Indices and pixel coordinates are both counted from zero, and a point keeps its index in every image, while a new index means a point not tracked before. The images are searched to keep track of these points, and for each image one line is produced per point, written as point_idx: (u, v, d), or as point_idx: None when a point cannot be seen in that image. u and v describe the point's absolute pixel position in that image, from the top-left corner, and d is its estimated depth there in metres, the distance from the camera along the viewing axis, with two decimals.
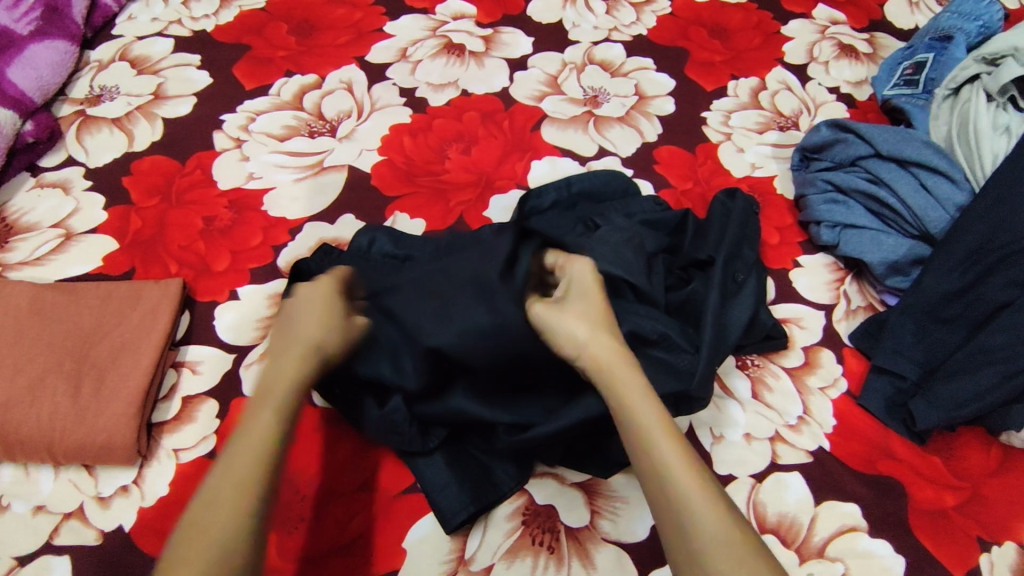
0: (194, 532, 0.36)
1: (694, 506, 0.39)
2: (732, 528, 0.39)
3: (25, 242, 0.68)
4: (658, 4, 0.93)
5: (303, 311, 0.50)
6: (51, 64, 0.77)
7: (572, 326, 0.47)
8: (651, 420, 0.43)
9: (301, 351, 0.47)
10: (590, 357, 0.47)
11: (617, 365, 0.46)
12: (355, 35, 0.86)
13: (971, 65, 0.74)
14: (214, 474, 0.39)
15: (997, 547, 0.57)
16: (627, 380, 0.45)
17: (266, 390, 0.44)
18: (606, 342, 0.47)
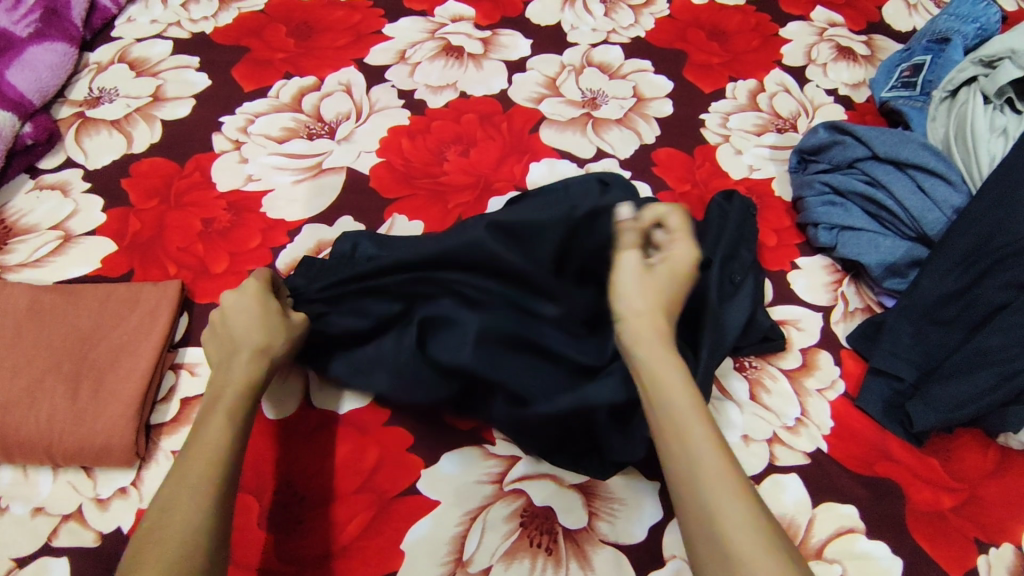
0: (156, 534, 0.41)
1: (719, 492, 0.41)
2: (754, 516, 0.40)
3: (24, 244, 0.68)
4: (657, 6, 0.93)
5: (241, 319, 0.54)
6: (50, 66, 0.77)
7: (642, 294, 0.50)
8: (684, 409, 0.44)
9: (246, 358, 0.52)
10: (631, 325, 0.49)
11: (654, 348, 0.47)
12: (354, 37, 0.86)
13: (968, 68, 0.75)
14: (170, 480, 0.44)
15: (994, 548, 0.57)
16: (665, 366, 0.46)
17: (217, 397, 0.50)
18: (658, 316, 0.49)
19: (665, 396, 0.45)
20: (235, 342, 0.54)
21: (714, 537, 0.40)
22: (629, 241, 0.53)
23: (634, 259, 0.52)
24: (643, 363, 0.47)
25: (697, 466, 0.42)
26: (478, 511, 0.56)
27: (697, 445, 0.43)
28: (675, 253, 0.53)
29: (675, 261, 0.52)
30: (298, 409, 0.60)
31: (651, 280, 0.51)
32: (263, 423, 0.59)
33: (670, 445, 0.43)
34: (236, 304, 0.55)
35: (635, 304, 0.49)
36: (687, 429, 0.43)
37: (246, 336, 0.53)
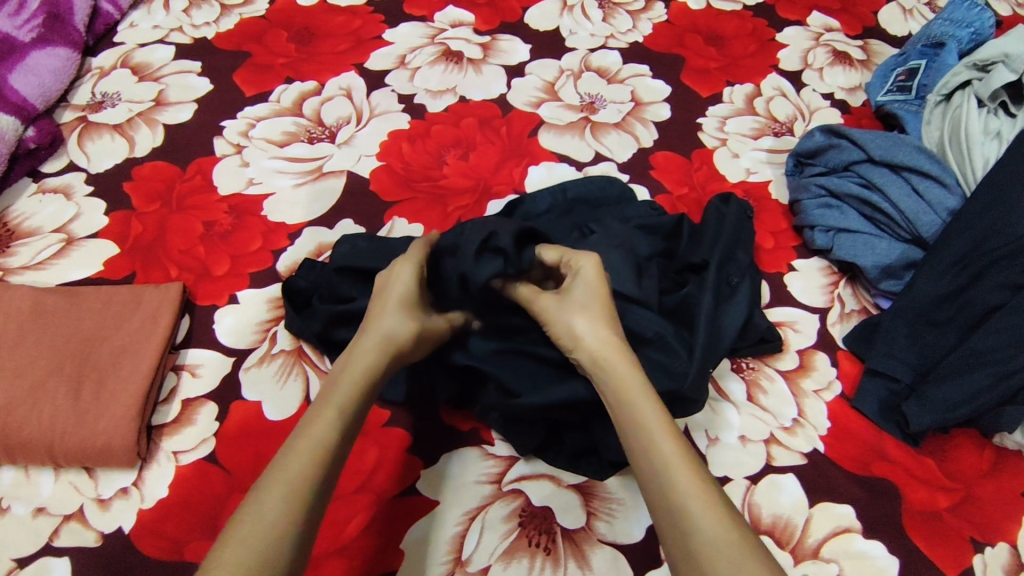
0: (243, 521, 0.37)
1: (694, 501, 0.40)
2: (732, 526, 0.39)
3: (26, 247, 0.68)
4: (654, 11, 0.94)
5: (397, 294, 0.52)
6: (53, 71, 0.78)
7: (570, 322, 0.50)
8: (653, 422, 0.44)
9: (375, 344, 0.49)
10: (584, 350, 0.50)
11: (617, 362, 0.48)
12: (354, 42, 0.87)
13: (962, 72, 0.75)
14: (276, 468, 0.40)
15: (990, 548, 0.58)
16: (629, 379, 0.47)
17: (333, 386, 0.46)
18: (604, 336, 0.49)
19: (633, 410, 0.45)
20: (371, 318, 0.51)
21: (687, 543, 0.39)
22: (531, 292, 0.54)
23: (546, 299, 0.52)
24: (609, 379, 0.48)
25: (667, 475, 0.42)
26: (476, 512, 0.56)
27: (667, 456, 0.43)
28: (580, 276, 0.53)
29: (583, 279, 0.52)
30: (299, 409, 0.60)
31: (563, 306, 0.51)
32: (264, 425, 0.60)
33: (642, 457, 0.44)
34: (402, 274, 0.53)
35: (576, 330, 0.50)
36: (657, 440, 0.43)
37: (392, 320, 0.50)
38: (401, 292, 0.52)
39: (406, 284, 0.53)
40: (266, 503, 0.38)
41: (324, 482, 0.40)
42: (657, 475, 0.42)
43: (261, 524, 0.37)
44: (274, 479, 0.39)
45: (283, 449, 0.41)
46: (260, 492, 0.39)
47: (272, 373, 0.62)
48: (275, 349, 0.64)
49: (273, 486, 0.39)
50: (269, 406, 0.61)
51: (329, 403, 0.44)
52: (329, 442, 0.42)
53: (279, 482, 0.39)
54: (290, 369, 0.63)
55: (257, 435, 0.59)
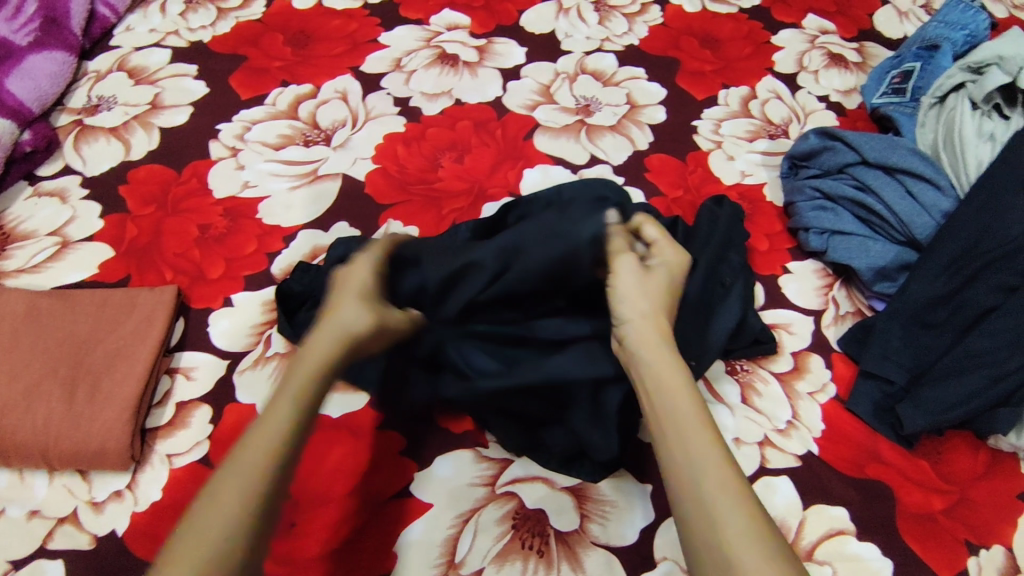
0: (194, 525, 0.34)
1: (724, 499, 0.37)
2: (763, 528, 0.37)
3: (22, 250, 0.68)
4: (650, 14, 0.94)
5: (348, 289, 0.48)
6: (49, 74, 0.78)
7: (633, 297, 0.47)
8: (688, 412, 0.41)
9: (335, 331, 0.44)
10: (639, 335, 0.45)
11: (659, 349, 0.45)
12: (350, 45, 0.87)
13: (956, 74, 0.75)
14: (232, 462, 0.36)
15: (985, 550, 0.58)
16: (667, 367, 0.43)
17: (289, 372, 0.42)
18: (659, 319, 0.46)
19: (666, 399, 0.42)
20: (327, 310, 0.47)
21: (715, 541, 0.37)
22: (621, 246, 0.49)
23: (628, 261, 0.49)
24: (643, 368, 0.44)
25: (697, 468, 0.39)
26: (470, 514, 0.56)
27: (699, 449, 0.40)
28: (665, 258, 0.52)
29: (664, 269, 0.51)
30: None
31: (644, 282, 0.48)
32: None
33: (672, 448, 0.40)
34: (359, 273, 0.49)
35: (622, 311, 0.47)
36: (690, 432, 0.40)
37: (350, 311, 0.46)
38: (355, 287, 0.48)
39: (365, 281, 0.49)
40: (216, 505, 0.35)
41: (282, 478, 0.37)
42: (689, 470, 0.39)
43: (214, 525, 0.34)
44: (228, 474, 0.36)
45: (239, 442, 0.38)
46: (215, 489, 0.35)
47: (266, 375, 0.62)
48: (269, 351, 0.64)
49: (227, 482, 0.35)
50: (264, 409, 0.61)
51: (285, 390, 0.40)
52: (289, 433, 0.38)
53: (233, 478, 0.35)
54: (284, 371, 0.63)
55: None
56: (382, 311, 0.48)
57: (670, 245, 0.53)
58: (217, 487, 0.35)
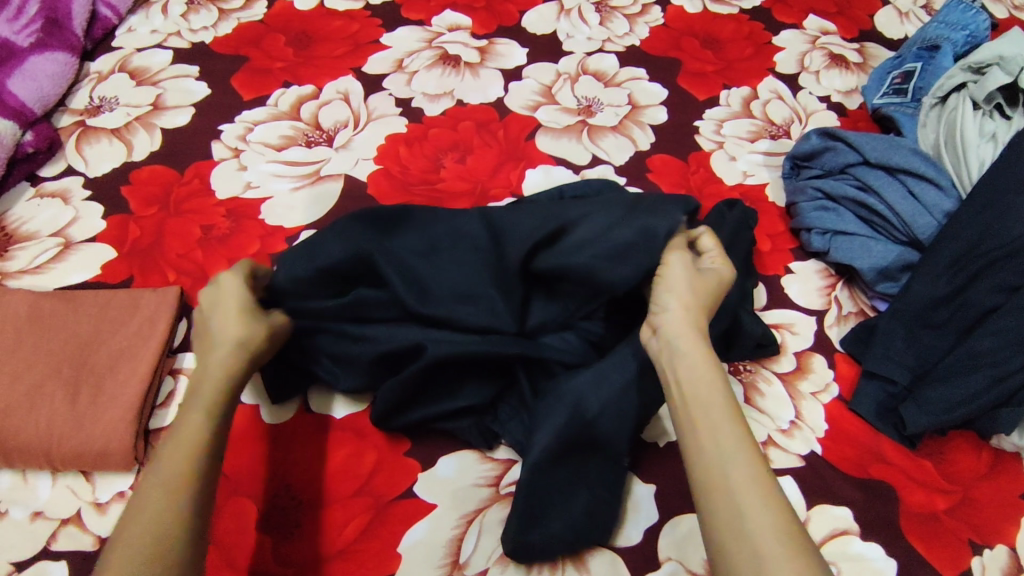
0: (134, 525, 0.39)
1: (753, 493, 0.39)
2: (788, 518, 0.38)
3: (25, 250, 0.68)
4: (651, 15, 0.94)
5: (221, 310, 0.53)
6: (51, 75, 0.78)
7: (676, 295, 0.49)
8: (722, 409, 0.43)
9: (227, 349, 0.50)
10: (674, 325, 0.48)
11: (692, 337, 0.47)
12: (352, 47, 0.87)
13: (957, 74, 0.76)
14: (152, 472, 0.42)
15: (988, 550, 0.58)
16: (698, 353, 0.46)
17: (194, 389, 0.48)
18: (697, 316, 0.48)
19: (701, 391, 0.44)
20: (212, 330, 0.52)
21: (737, 526, 0.38)
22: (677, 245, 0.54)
23: (682, 259, 0.52)
24: (684, 359, 0.46)
25: (728, 462, 0.40)
26: (474, 515, 0.56)
27: (730, 442, 0.41)
28: (714, 263, 0.54)
29: (712, 274, 0.52)
30: (297, 412, 0.61)
31: (691, 282, 0.50)
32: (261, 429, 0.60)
33: (706, 441, 0.42)
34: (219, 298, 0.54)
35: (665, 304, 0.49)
36: (723, 427, 0.42)
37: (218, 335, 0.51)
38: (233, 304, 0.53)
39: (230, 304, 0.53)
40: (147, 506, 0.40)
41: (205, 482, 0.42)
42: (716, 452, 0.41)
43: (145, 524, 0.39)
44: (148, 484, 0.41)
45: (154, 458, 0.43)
46: (138, 495, 0.41)
47: None
48: None
49: (150, 487, 0.41)
50: (266, 411, 0.61)
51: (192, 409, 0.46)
52: (200, 442, 0.44)
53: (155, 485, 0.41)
54: None
55: (255, 438, 0.59)
56: (263, 324, 0.54)
57: (720, 256, 0.54)
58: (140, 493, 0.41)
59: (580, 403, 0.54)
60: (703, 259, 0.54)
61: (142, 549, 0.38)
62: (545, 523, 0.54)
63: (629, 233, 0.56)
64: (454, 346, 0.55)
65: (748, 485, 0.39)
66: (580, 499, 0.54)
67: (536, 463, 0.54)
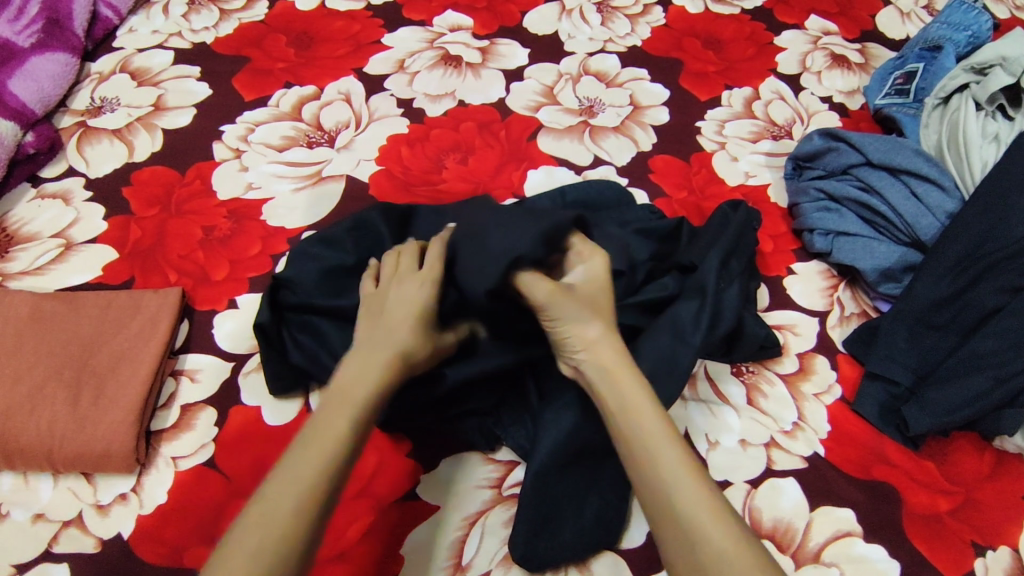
0: (250, 525, 0.39)
1: (703, 521, 0.41)
2: (739, 538, 0.40)
3: (25, 252, 0.68)
4: (653, 16, 0.94)
5: (403, 307, 0.52)
6: (52, 76, 0.78)
7: (584, 325, 0.50)
8: (658, 438, 0.44)
9: (393, 353, 0.49)
10: (595, 360, 0.49)
11: (619, 369, 0.48)
12: (353, 47, 0.87)
13: (960, 75, 0.75)
14: (283, 471, 0.42)
15: (992, 551, 0.57)
16: (629, 386, 0.47)
17: (345, 390, 0.46)
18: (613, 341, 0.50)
19: (635, 421, 0.45)
20: (387, 326, 0.51)
21: (694, 554, 0.40)
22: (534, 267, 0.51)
23: (541, 289, 0.50)
24: (614, 390, 0.47)
25: (670, 492, 0.42)
26: (477, 516, 0.56)
27: (671, 471, 0.43)
28: (580, 277, 0.51)
29: (588, 282, 0.51)
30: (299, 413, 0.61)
31: (573, 307, 0.50)
32: (263, 430, 0.60)
33: (645, 471, 0.44)
34: (412, 295, 0.52)
35: (587, 333, 0.49)
36: (660, 455, 0.44)
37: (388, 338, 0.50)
38: (411, 307, 0.52)
39: (413, 306, 0.52)
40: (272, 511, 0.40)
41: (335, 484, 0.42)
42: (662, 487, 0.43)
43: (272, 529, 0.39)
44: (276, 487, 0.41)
45: (291, 452, 0.43)
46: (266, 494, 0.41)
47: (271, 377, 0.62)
48: None
49: (280, 487, 0.41)
50: (269, 412, 0.61)
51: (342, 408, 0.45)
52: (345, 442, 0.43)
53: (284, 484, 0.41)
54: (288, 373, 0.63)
55: (258, 440, 0.59)
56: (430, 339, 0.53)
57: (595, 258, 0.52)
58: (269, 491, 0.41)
59: (586, 411, 0.54)
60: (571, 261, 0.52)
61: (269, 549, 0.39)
62: (556, 531, 0.54)
63: (471, 262, 0.52)
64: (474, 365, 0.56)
65: (696, 514, 0.41)
66: (591, 504, 0.55)
67: (541, 471, 0.53)
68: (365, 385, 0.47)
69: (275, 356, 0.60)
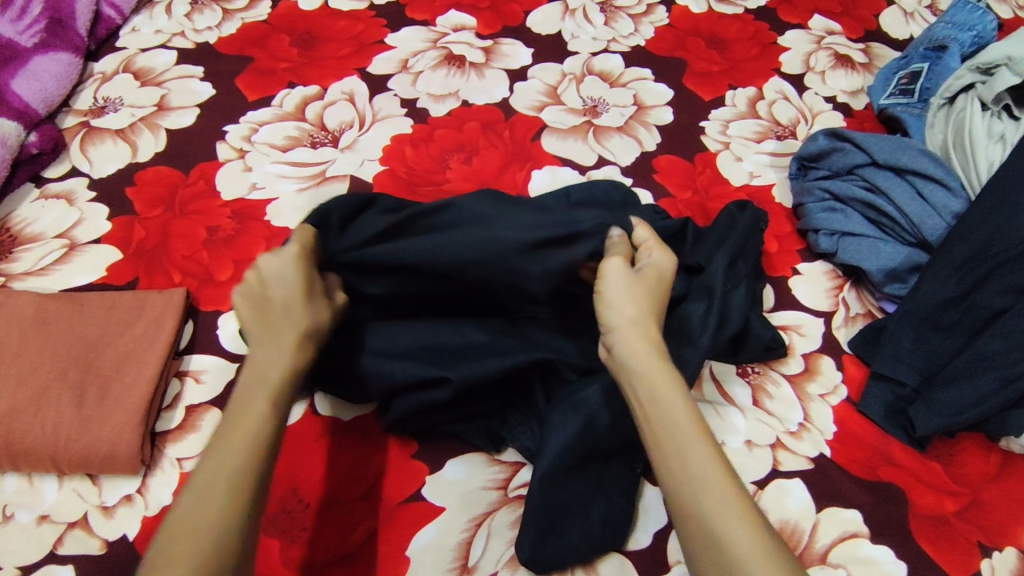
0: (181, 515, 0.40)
1: (729, 518, 0.41)
2: (765, 540, 0.40)
3: (29, 252, 0.68)
4: (657, 15, 0.94)
5: (284, 289, 0.51)
6: (55, 76, 0.78)
7: (626, 304, 0.51)
8: (689, 434, 0.45)
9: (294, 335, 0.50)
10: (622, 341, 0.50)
11: (650, 356, 0.49)
12: (356, 47, 0.87)
13: (965, 75, 0.76)
14: (203, 469, 0.42)
15: (998, 552, 0.57)
16: (661, 377, 0.47)
17: (259, 379, 0.48)
18: (647, 327, 0.50)
19: (666, 416, 0.46)
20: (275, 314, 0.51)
21: (718, 553, 0.40)
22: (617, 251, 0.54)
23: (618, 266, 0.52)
24: (643, 383, 0.48)
25: (700, 488, 0.42)
26: (483, 518, 0.56)
27: (700, 468, 0.43)
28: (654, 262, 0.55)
29: (656, 269, 0.54)
30: (304, 414, 0.60)
31: (637, 287, 0.52)
32: None
33: (672, 465, 0.44)
34: (286, 277, 0.52)
35: (622, 313, 0.51)
36: (691, 452, 0.44)
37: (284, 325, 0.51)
38: (294, 290, 0.51)
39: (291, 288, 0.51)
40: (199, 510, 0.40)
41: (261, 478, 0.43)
42: (689, 481, 0.43)
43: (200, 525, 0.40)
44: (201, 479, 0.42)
45: (209, 448, 0.44)
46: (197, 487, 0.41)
47: None
48: None
49: (204, 484, 0.41)
50: None
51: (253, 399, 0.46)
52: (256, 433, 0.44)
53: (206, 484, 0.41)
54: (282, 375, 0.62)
55: None
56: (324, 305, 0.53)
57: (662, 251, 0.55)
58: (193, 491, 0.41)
59: (593, 414, 0.54)
60: (640, 254, 0.56)
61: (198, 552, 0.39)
62: (564, 534, 0.54)
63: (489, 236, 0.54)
64: (477, 367, 0.55)
65: (722, 509, 0.41)
66: (598, 507, 0.55)
67: (548, 474, 0.53)
68: (277, 370, 0.48)
69: None
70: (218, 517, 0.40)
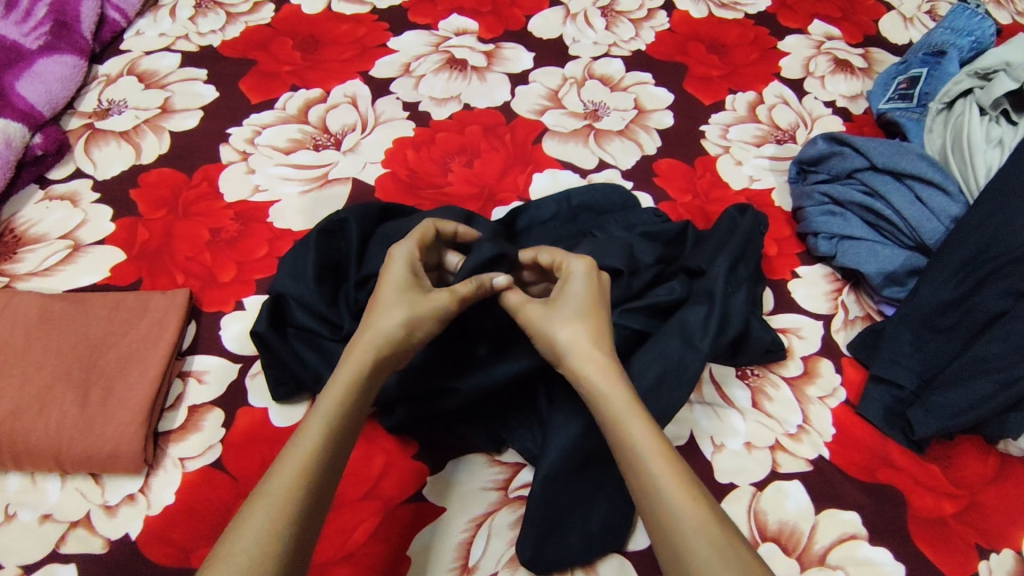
0: (243, 524, 0.39)
1: (685, 524, 0.41)
2: (722, 543, 0.40)
3: (33, 253, 0.69)
4: (658, 20, 0.95)
5: (393, 288, 0.52)
6: (60, 78, 0.78)
7: (554, 333, 0.51)
8: (647, 447, 0.45)
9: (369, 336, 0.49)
10: (570, 358, 0.50)
11: (606, 375, 0.48)
12: (359, 50, 0.88)
13: (963, 81, 0.77)
14: (266, 482, 0.41)
15: (996, 554, 0.58)
16: (614, 393, 0.47)
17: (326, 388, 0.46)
18: (586, 346, 0.50)
19: (621, 429, 0.46)
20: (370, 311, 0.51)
21: (680, 560, 0.41)
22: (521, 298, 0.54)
23: (533, 308, 0.53)
24: (601, 400, 0.48)
25: (662, 497, 0.43)
26: (483, 518, 0.57)
27: (658, 476, 0.43)
28: (570, 288, 0.53)
29: (569, 292, 0.53)
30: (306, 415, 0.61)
31: (560, 311, 0.52)
32: (271, 431, 0.60)
33: (633, 478, 0.45)
34: (394, 267, 0.53)
35: (560, 340, 0.50)
36: (647, 461, 0.44)
37: (387, 309, 0.50)
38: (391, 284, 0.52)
39: (401, 274, 0.53)
40: (247, 522, 0.39)
41: (318, 491, 0.42)
42: (647, 490, 0.44)
43: (248, 538, 0.38)
44: (262, 491, 0.41)
45: (274, 463, 0.43)
46: (253, 499, 0.40)
47: None
48: None
49: (262, 497, 0.40)
50: (276, 412, 0.61)
51: (318, 409, 0.45)
52: (319, 446, 0.43)
53: (265, 499, 0.40)
54: (275, 378, 0.61)
55: (266, 441, 0.59)
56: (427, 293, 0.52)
57: (585, 278, 0.54)
58: (251, 506, 0.40)
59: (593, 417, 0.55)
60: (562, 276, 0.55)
61: (249, 560, 0.37)
62: (563, 535, 0.54)
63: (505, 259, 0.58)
64: (484, 377, 0.56)
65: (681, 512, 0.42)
66: (599, 508, 0.55)
67: (550, 475, 0.54)
68: (348, 372, 0.47)
69: (274, 364, 0.61)
70: (270, 517, 0.39)
